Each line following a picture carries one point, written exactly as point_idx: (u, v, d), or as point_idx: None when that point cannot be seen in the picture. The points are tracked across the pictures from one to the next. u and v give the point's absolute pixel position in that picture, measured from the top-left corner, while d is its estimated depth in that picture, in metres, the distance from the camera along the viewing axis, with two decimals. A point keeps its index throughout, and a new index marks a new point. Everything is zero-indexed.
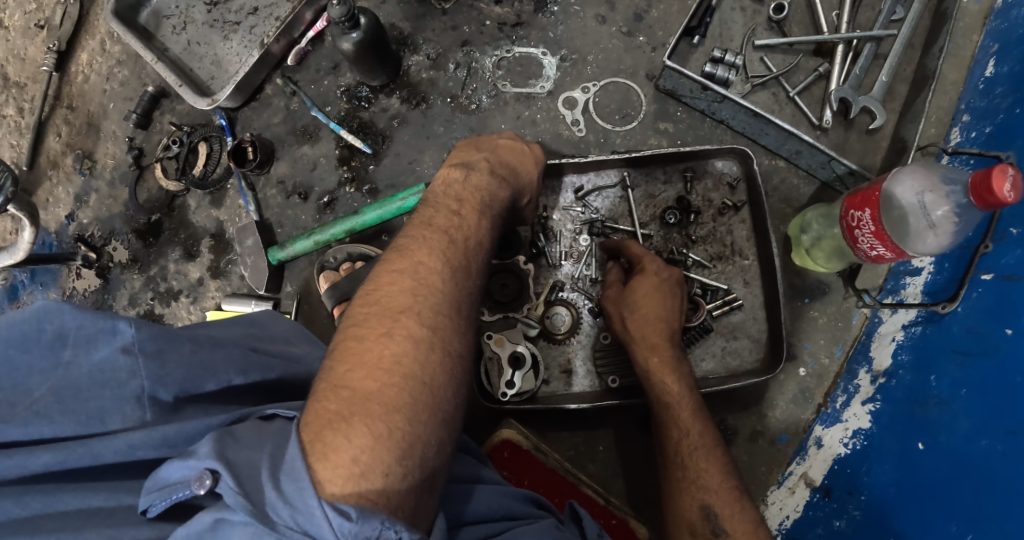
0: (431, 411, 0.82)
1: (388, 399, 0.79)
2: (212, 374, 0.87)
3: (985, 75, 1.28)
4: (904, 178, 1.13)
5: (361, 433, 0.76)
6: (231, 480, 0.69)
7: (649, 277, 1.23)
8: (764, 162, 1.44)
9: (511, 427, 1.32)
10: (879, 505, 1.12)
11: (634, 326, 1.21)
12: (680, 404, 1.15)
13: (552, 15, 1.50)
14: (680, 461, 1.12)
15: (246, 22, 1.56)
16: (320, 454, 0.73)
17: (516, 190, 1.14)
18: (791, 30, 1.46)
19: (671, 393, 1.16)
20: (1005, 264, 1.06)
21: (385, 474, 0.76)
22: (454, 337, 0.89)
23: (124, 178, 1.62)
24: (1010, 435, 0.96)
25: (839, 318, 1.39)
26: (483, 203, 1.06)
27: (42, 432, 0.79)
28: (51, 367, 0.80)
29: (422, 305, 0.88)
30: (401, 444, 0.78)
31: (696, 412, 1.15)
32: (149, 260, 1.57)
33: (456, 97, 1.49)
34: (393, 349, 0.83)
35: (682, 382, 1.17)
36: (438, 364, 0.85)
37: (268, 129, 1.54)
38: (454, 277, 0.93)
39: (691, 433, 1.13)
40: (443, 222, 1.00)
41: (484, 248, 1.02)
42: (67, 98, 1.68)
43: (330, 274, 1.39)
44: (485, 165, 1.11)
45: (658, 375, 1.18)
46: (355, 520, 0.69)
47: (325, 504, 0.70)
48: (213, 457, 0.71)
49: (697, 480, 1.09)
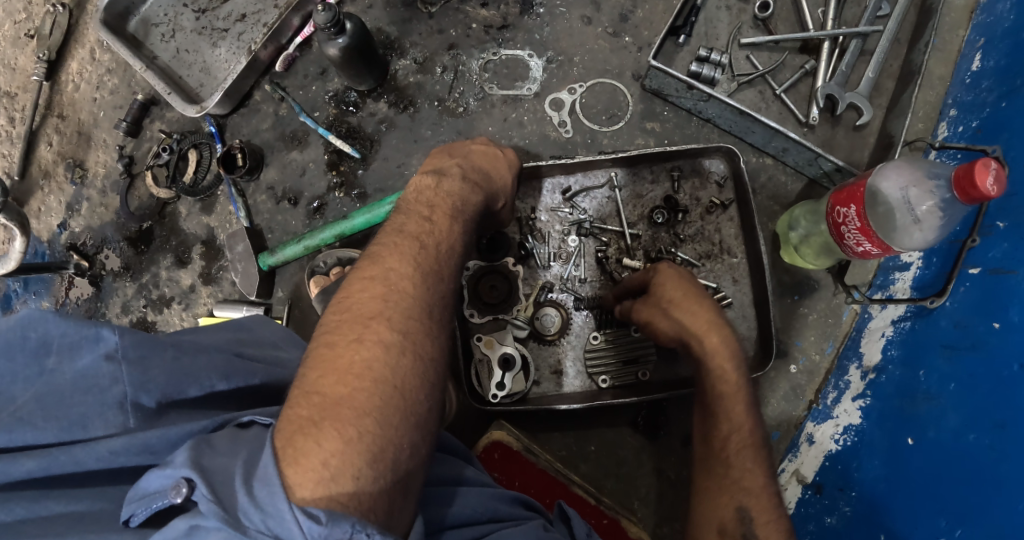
0: (404, 414, 0.82)
1: (356, 404, 0.80)
2: (194, 380, 0.87)
3: (971, 69, 1.28)
4: (889, 174, 1.13)
5: (331, 439, 0.76)
6: (206, 486, 0.70)
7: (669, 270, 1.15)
8: (751, 159, 1.45)
9: (502, 428, 1.33)
10: (870, 501, 1.13)
11: (682, 313, 1.11)
12: (732, 395, 1.08)
13: (538, 17, 1.50)
14: (723, 459, 1.06)
15: (235, 29, 1.57)
16: (292, 459, 0.74)
17: (489, 195, 1.15)
18: (776, 27, 1.47)
19: (727, 382, 1.08)
20: (991, 258, 1.07)
21: (356, 477, 0.76)
22: (426, 341, 0.89)
23: (115, 186, 1.63)
24: (999, 429, 0.97)
25: (829, 314, 1.40)
26: (454, 209, 1.06)
27: (26, 439, 0.79)
28: (35, 374, 0.81)
29: (393, 311, 0.88)
30: (371, 447, 0.78)
31: (748, 406, 1.08)
32: (141, 268, 1.58)
33: (443, 101, 1.50)
34: (363, 354, 0.83)
35: (739, 372, 1.08)
36: (410, 368, 0.85)
37: (257, 135, 1.55)
38: (425, 281, 0.94)
39: (742, 429, 1.06)
40: (414, 229, 1.00)
41: (456, 252, 1.02)
42: (58, 107, 1.68)
43: (320, 278, 1.39)
44: (455, 171, 1.12)
45: (713, 361, 1.09)
46: (325, 524, 0.70)
47: (295, 509, 0.70)
48: (189, 465, 0.71)
49: (739, 481, 1.04)
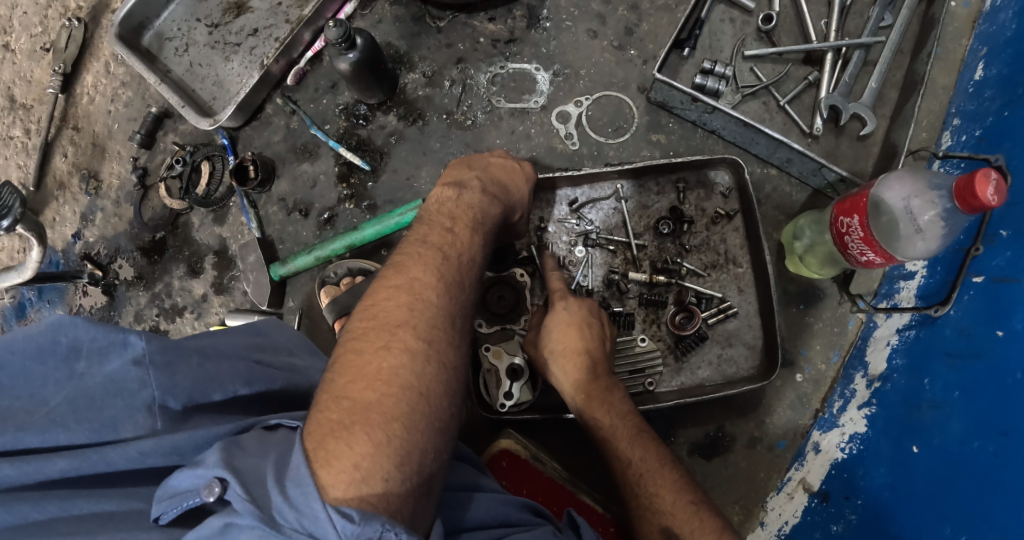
0: (430, 419, 0.85)
1: (388, 408, 0.82)
2: (218, 385, 0.90)
3: (974, 78, 1.30)
4: (892, 184, 1.15)
5: (362, 443, 0.78)
6: (240, 485, 0.72)
7: (559, 313, 1.23)
8: (756, 170, 1.46)
9: (510, 437, 1.33)
10: (876, 508, 1.14)
11: (557, 368, 1.21)
12: (614, 434, 1.14)
13: (544, 31, 1.52)
14: (630, 490, 1.10)
15: (247, 43, 1.60)
16: (323, 460, 0.76)
17: (509, 206, 1.17)
18: (780, 40, 1.48)
19: (603, 425, 1.15)
20: (995, 266, 1.08)
21: (385, 479, 0.78)
22: (450, 350, 0.92)
23: (129, 197, 1.66)
24: (1003, 437, 0.98)
25: (835, 323, 1.40)
26: (475, 221, 1.08)
27: (58, 440, 0.82)
28: (66, 377, 0.83)
29: (418, 320, 0.91)
30: (400, 450, 0.80)
31: (637, 434, 1.13)
32: (154, 277, 1.60)
33: (451, 113, 1.52)
34: (391, 362, 0.85)
35: (613, 411, 1.16)
36: (434, 376, 0.88)
37: (269, 147, 1.57)
38: (449, 292, 0.96)
39: (633, 461, 1.11)
40: (437, 240, 1.02)
41: (477, 264, 1.05)
42: (73, 119, 1.72)
43: (330, 288, 1.42)
44: (480, 183, 1.14)
45: (588, 412, 1.17)
46: (357, 522, 0.71)
47: (329, 508, 0.72)
48: (220, 465, 0.73)
49: (650, 505, 1.07)
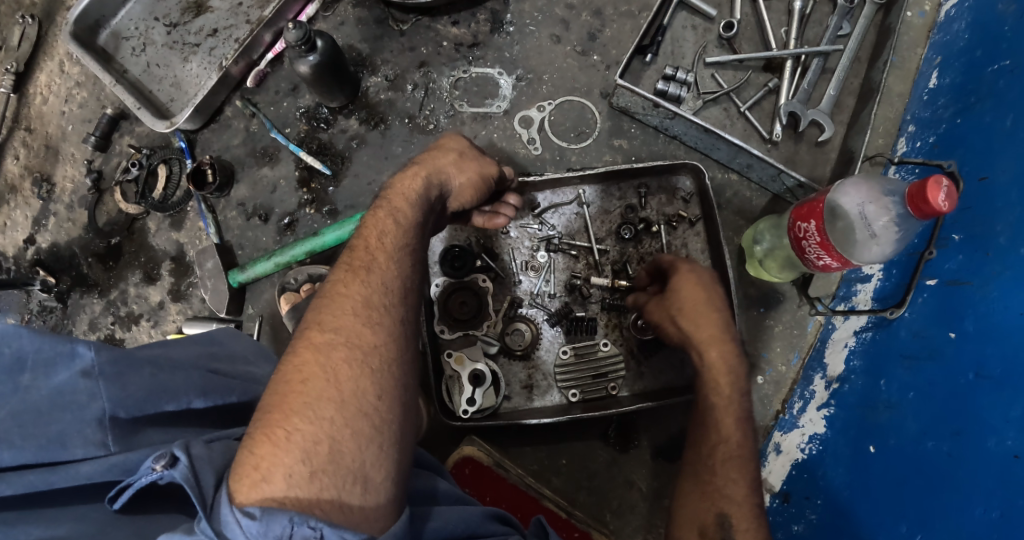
0: (342, 404, 0.84)
1: (286, 405, 0.83)
2: (172, 396, 0.90)
3: (929, 86, 1.32)
4: (848, 190, 1.17)
5: (265, 445, 0.80)
6: (186, 472, 0.76)
7: (685, 274, 1.16)
8: (717, 176, 1.48)
9: (473, 443, 1.36)
10: (835, 506, 1.16)
11: (688, 322, 1.14)
12: (726, 408, 1.08)
13: (508, 35, 1.52)
14: (709, 466, 1.06)
15: (206, 44, 1.56)
16: (233, 471, 0.78)
17: (438, 174, 1.10)
18: (740, 46, 1.50)
19: (720, 393, 1.09)
20: (948, 269, 1.10)
21: (289, 476, 0.79)
22: (368, 330, 0.90)
23: (83, 201, 1.61)
24: (956, 436, 1.00)
25: (794, 325, 1.43)
26: (402, 205, 1.04)
27: (2, 458, 0.81)
28: (11, 392, 0.83)
29: (330, 316, 0.91)
30: (304, 446, 0.81)
31: (741, 419, 1.08)
32: (109, 284, 1.56)
33: (414, 118, 1.51)
34: (296, 364, 0.87)
35: (736, 386, 1.10)
36: (347, 364, 0.87)
37: (228, 151, 1.54)
38: (370, 277, 0.95)
39: (730, 440, 1.07)
40: (368, 233, 1.01)
41: (408, 243, 1.01)
42: (25, 120, 1.66)
43: (291, 295, 1.39)
44: (431, 165, 1.10)
45: (710, 374, 1.11)
46: (260, 520, 0.74)
47: (234, 509, 0.75)
48: (178, 443, 0.78)
49: (722, 488, 1.04)
